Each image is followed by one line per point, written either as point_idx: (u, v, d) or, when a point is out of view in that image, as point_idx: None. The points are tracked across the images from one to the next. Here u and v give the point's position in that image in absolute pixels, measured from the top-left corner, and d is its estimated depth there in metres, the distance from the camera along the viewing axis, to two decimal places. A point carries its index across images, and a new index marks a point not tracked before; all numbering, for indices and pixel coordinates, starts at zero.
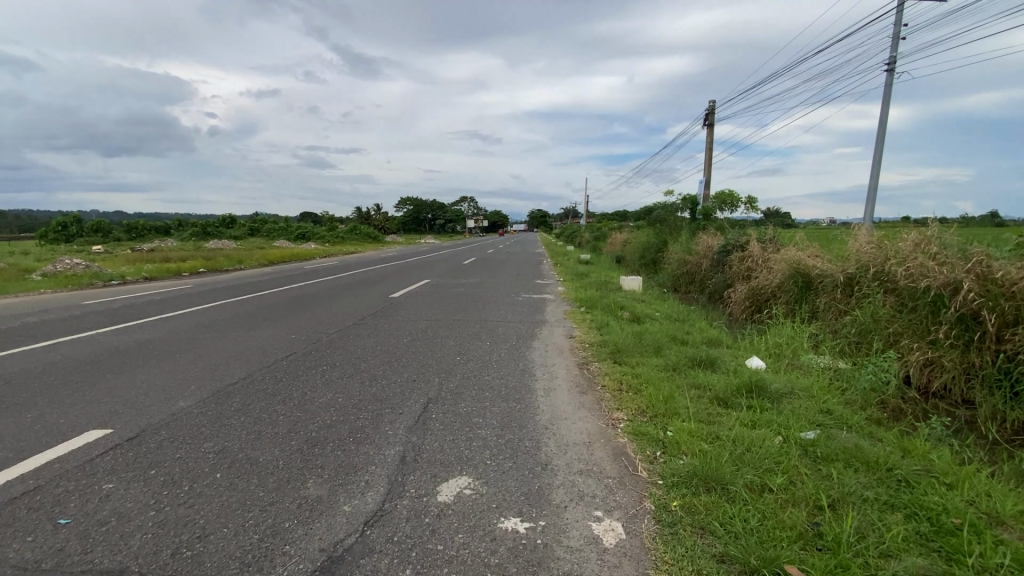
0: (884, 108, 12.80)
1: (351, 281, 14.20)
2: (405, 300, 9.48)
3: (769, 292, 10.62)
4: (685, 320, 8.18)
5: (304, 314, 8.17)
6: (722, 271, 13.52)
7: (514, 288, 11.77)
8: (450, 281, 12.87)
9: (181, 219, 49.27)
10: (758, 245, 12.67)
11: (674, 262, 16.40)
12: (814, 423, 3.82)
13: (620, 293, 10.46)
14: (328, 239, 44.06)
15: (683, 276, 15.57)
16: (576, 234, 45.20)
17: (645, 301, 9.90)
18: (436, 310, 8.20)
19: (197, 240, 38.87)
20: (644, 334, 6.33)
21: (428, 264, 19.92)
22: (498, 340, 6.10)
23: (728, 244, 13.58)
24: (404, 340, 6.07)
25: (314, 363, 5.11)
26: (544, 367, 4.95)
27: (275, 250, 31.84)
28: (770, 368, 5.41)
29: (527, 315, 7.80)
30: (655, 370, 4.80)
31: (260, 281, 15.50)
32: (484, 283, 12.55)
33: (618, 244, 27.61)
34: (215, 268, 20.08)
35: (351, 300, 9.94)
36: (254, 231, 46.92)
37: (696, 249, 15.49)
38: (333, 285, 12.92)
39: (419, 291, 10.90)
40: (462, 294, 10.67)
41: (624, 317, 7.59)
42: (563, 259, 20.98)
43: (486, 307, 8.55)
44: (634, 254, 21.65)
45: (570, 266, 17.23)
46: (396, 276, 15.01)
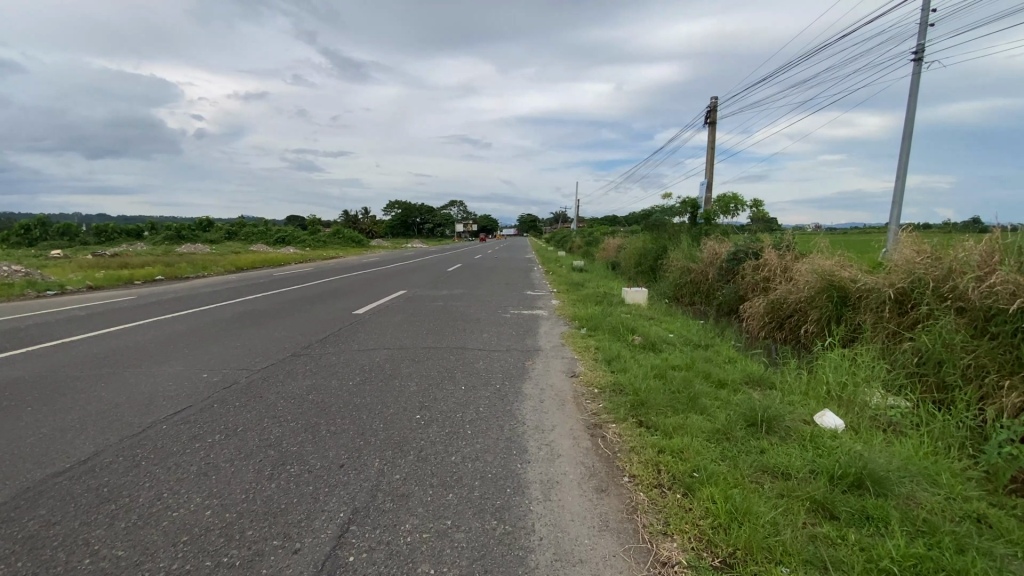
0: (912, 101, 11.45)
1: (317, 290, 12.55)
2: (370, 317, 7.86)
3: (795, 307, 9.15)
4: (707, 346, 6.69)
5: (238, 339, 6.53)
6: (733, 280, 12.09)
7: (503, 300, 10.20)
8: (429, 292, 11.27)
9: (154, 222, 46.98)
10: (775, 253, 11.22)
11: (675, 271, 14.95)
12: (990, 560, 2.30)
13: (623, 308, 8.95)
14: (309, 243, 42.16)
15: (687, 287, 14.11)
16: (567, 240, 43.70)
17: (655, 318, 8.39)
18: (404, 334, 6.59)
19: (168, 243, 36.76)
20: (669, 371, 4.81)
21: (409, 272, 18.30)
22: (477, 382, 4.54)
23: (740, 251, 12.13)
24: (348, 384, 4.48)
25: (205, 430, 3.53)
26: (541, 436, 3.38)
27: (250, 256, 30.05)
28: (852, 431, 3.84)
29: (515, 340, 6.23)
30: (703, 443, 3.26)
31: (217, 290, 13.79)
32: (468, 294, 10.92)
33: (612, 250, 26.07)
34: (173, 275, 18.27)
35: (305, 316, 8.30)
36: (232, 235, 44.84)
37: (700, 257, 14.05)
38: (295, 296, 11.26)
39: (391, 304, 9.26)
40: (440, 308, 9.04)
41: (636, 342, 6.08)
42: (554, 266, 19.44)
43: (466, 328, 6.95)
44: (631, 261, 20.14)
45: (563, 274, 15.72)
46: (370, 285, 13.40)
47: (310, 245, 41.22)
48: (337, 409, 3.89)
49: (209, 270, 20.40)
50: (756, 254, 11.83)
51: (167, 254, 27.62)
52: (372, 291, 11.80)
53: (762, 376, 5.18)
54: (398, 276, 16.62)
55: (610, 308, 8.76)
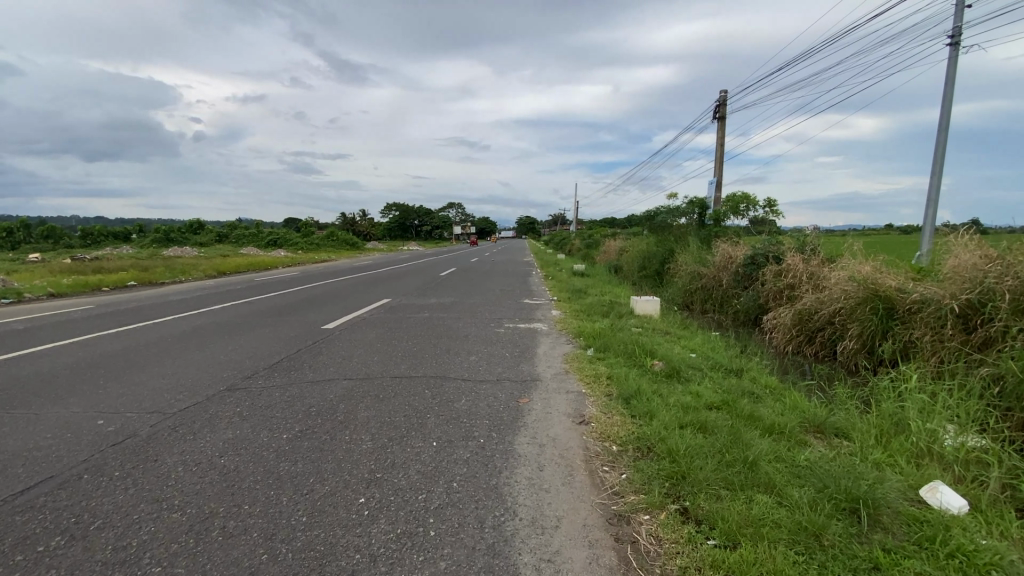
0: (948, 90, 10.34)
1: (294, 297, 11.41)
2: (341, 334, 6.73)
3: (832, 320, 8.00)
4: (740, 371, 5.54)
5: (172, 364, 5.39)
6: (751, 287, 10.95)
7: (498, 309, 9.05)
8: (415, 300, 10.11)
9: (143, 224, 45.73)
10: (799, 257, 10.06)
11: (684, 275, 13.82)
12: None
13: (635, 321, 7.80)
14: (302, 246, 40.97)
15: (698, 293, 12.95)
16: (567, 241, 42.51)
17: (673, 334, 7.25)
18: (375, 357, 5.44)
19: (155, 246, 35.50)
20: (709, 417, 3.65)
21: (399, 276, 17.17)
22: (453, 434, 3.40)
23: (758, 254, 10.98)
24: (281, 440, 3.34)
25: (45, 531, 2.41)
26: (540, 543, 2.24)
27: (237, 259, 28.89)
28: (980, 516, 2.72)
29: (507, 366, 5.09)
30: (789, 561, 2.11)
31: (186, 297, 12.64)
32: (460, 303, 9.79)
33: (614, 252, 24.94)
34: (145, 281, 17.09)
35: (265, 331, 7.16)
36: (222, 237, 43.67)
37: (712, 260, 12.91)
38: (266, 304, 10.11)
39: (369, 316, 8.11)
40: (425, 321, 7.87)
41: (657, 371, 4.92)
42: (554, 270, 18.29)
43: (451, 349, 5.80)
44: (635, 264, 18.97)
45: (563, 279, 14.57)
46: (354, 292, 12.25)
47: (302, 247, 40.01)
48: (250, 486, 2.75)
49: (188, 274, 19.21)
50: (778, 257, 10.67)
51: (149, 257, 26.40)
52: (353, 299, 10.65)
53: (823, 421, 4.03)
54: (387, 281, 15.46)
55: (621, 321, 7.59)
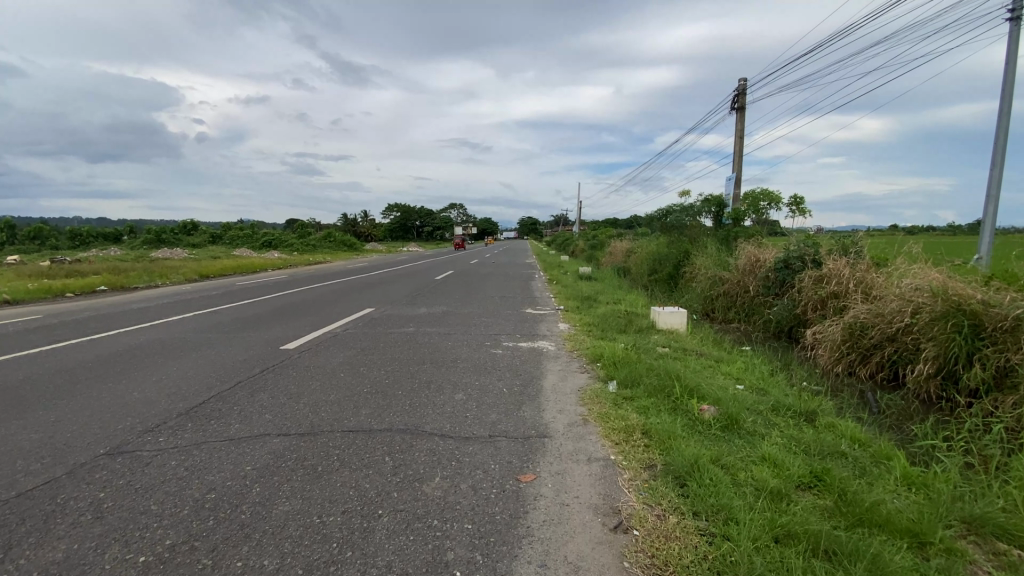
0: (1012, 68, 9.00)
1: (268, 306, 10.12)
2: (299, 358, 5.40)
3: (898, 339, 6.64)
4: (812, 415, 4.18)
5: (65, 406, 4.10)
6: (784, 294, 9.61)
7: (494, 320, 7.70)
8: (402, 310, 8.80)
9: (135, 225, 44.44)
10: (843, 260, 8.69)
11: (702, 280, 12.45)
12: None
13: (661, 339, 6.46)
14: (297, 247, 39.62)
15: (720, 301, 11.55)
16: (571, 242, 41.03)
17: (710, 357, 5.91)
18: (329, 396, 4.12)
19: (145, 248, 34.19)
20: (816, 520, 2.33)
21: (391, 280, 15.89)
22: (412, 557, 2.09)
23: (792, 256, 9.59)
24: (131, 572, 2.04)
25: None
26: None
27: (227, 261, 27.71)
28: None
29: (503, 410, 3.78)
30: None
31: (151, 304, 11.37)
32: (453, 312, 8.45)
33: (621, 254, 23.62)
34: (118, 285, 15.85)
35: (210, 353, 5.86)
36: (216, 238, 42.47)
37: (734, 264, 11.54)
38: (231, 315, 8.83)
39: (342, 331, 6.77)
40: (407, 336, 6.52)
41: (709, 423, 3.57)
42: (558, 273, 16.98)
43: (431, 382, 4.47)
44: (645, 267, 17.54)
45: (570, 285, 13.27)
46: (337, 299, 10.96)
47: (297, 249, 38.69)
48: None
49: (167, 278, 17.94)
50: (816, 261, 9.29)
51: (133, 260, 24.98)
52: (333, 308, 9.35)
53: (972, 511, 2.71)
54: (377, 285, 14.17)
55: (644, 340, 6.23)
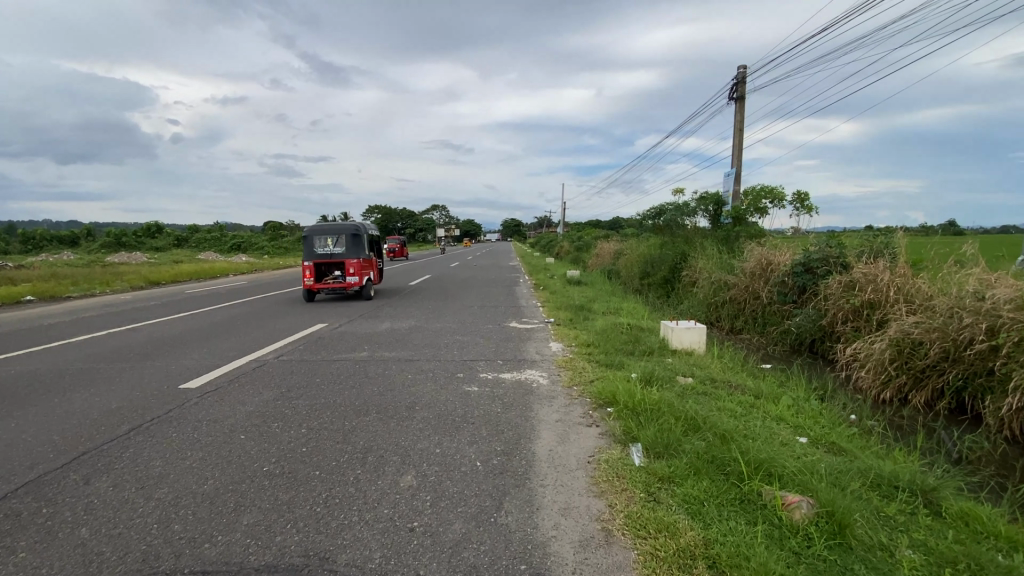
0: None
1: (203, 321, 8.50)
2: (196, 405, 3.91)
3: (966, 361, 5.40)
4: (931, 496, 2.88)
5: None
6: (805, 302, 8.35)
7: (470, 337, 6.27)
8: (359, 325, 7.29)
9: (92, 226, 41.65)
10: (877, 263, 7.47)
11: (704, 284, 11.17)
12: None
13: (679, 365, 5.09)
14: (269, 250, 37.43)
15: (725, 308, 10.27)
16: (555, 243, 39.64)
17: (750, 392, 4.56)
18: (205, 486, 2.66)
19: (102, 253, 31.70)
20: None
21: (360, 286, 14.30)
22: None
23: (814, 258, 8.34)
24: None
25: None
26: None
27: (187, 266, 25.64)
28: None
29: (473, 513, 2.35)
30: None
31: (67, 318, 9.62)
32: (419, 328, 6.96)
33: (609, 256, 22.36)
34: (45, 293, 13.90)
35: (81, 396, 4.32)
36: (181, 241, 40.02)
37: (740, 267, 10.29)
38: (149, 335, 7.21)
39: (274, 360, 5.28)
40: (355, 365, 5.05)
41: (807, 534, 2.21)
42: (544, 278, 15.62)
43: (372, 450, 3.04)
44: (637, 270, 16.19)
45: (558, 291, 11.86)
46: (289, 312, 9.36)
47: (268, 252, 36.61)
48: None
49: (108, 285, 15.96)
50: (843, 263, 8.06)
51: (116, 265, 24.76)
52: (278, 324, 7.77)
53: None
54: (342, 292, 12.59)
55: (661, 370, 4.84)
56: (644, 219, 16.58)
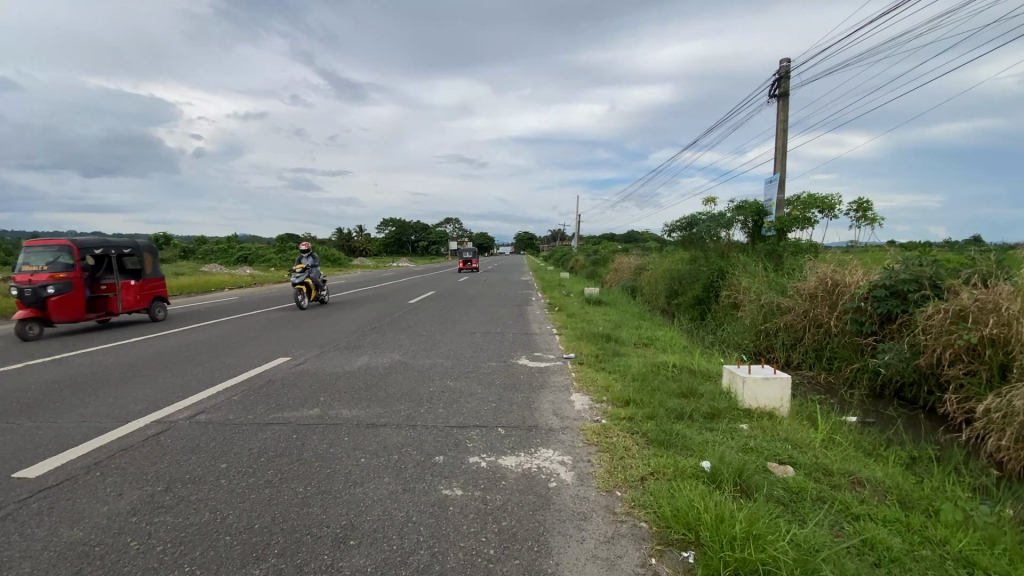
0: None
1: (150, 350, 7.04)
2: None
3: None
4: None
5: None
6: (895, 336, 6.62)
7: (463, 385, 4.64)
8: (329, 361, 5.73)
9: (100, 237, 41.07)
10: (995, 287, 5.73)
11: (750, 307, 9.45)
12: None
13: (767, 444, 3.43)
14: (276, 262, 36.42)
15: (779, 337, 8.55)
16: (570, 257, 37.96)
17: (892, 498, 2.92)
18: None
19: (106, 265, 30.87)
20: None
21: (355, 303, 12.81)
22: None
23: (900, 278, 6.67)
24: None
25: None
26: None
27: (186, 279, 24.52)
28: None
29: None
30: None
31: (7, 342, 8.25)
32: (402, 368, 5.38)
33: (629, 271, 20.66)
34: (12, 309, 12.64)
35: None
36: (188, 252, 39.23)
37: (798, 288, 8.62)
38: (66, 372, 5.74)
39: (183, 423, 3.75)
40: (293, 433, 3.50)
41: None
42: (561, 296, 13.95)
43: None
44: (664, 288, 14.47)
45: (578, 313, 10.20)
46: (258, 337, 7.86)
47: (274, 264, 35.53)
48: None
49: None
50: (939, 285, 6.37)
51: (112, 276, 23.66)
52: (232, 358, 6.25)
53: None
54: (333, 311, 11.09)
55: (745, 457, 3.20)
56: (671, 231, 14.91)
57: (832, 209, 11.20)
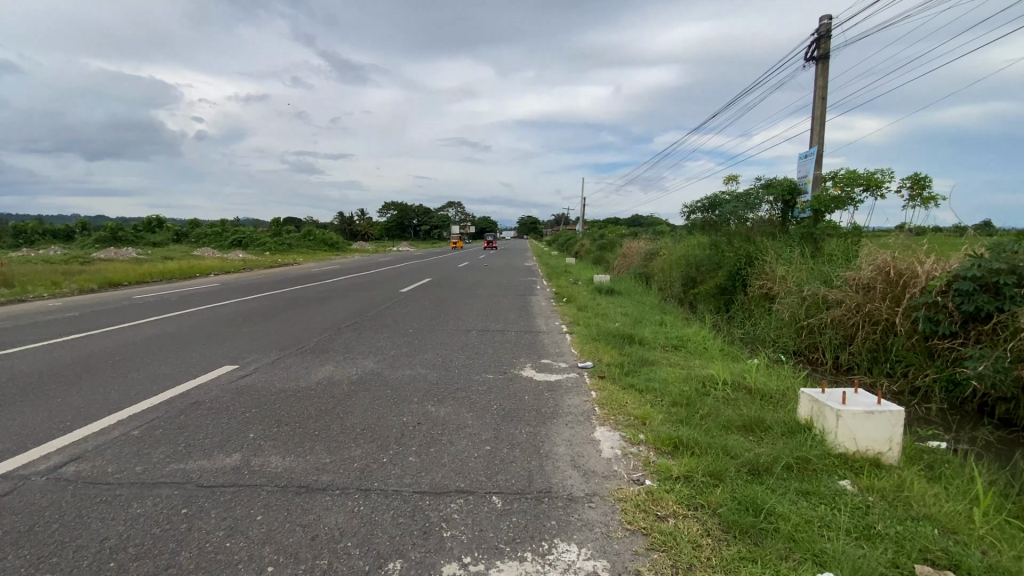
0: None
1: (82, 350, 5.89)
2: None
3: None
4: None
5: None
6: (985, 340, 5.40)
7: (447, 412, 3.47)
8: (282, 372, 4.54)
9: (90, 220, 39.82)
10: None
11: (789, 299, 8.20)
12: None
13: (902, 531, 2.24)
14: (271, 247, 35.13)
15: (825, 335, 7.35)
16: (576, 241, 36.57)
17: None
18: None
19: (93, 249, 29.69)
20: None
21: (343, 291, 11.62)
22: None
23: (990, 270, 5.42)
24: None
25: None
26: None
27: (172, 263, 23.38)
28: None
29: None
30: None
31: None
32: (372, 381, 4.22)
33: (640, 256, 19.31)
34: None
35: None
36: (181, 236, 37.97)
37: (849, 278, 7.39)
38: None
39: (34, 483, 2.59)
40: (184, 505, 2.35)
41: None
42: (568, 285, 12.72)
43: None
44: (681, 274, 13.23)
45: (588, 304, 8.96)
46: (216, 333, 6.69)
47: (270, 249, 34.32)
48: None
49: (55, 285, 13.56)
50: None
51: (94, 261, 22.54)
52: (168, 363, 5.08)
53: None
54: (316, 300, 9.91)
55: (881, 563, 2.00)
56: (690, 213, 13.60)
57: (878, 186, 9.88)
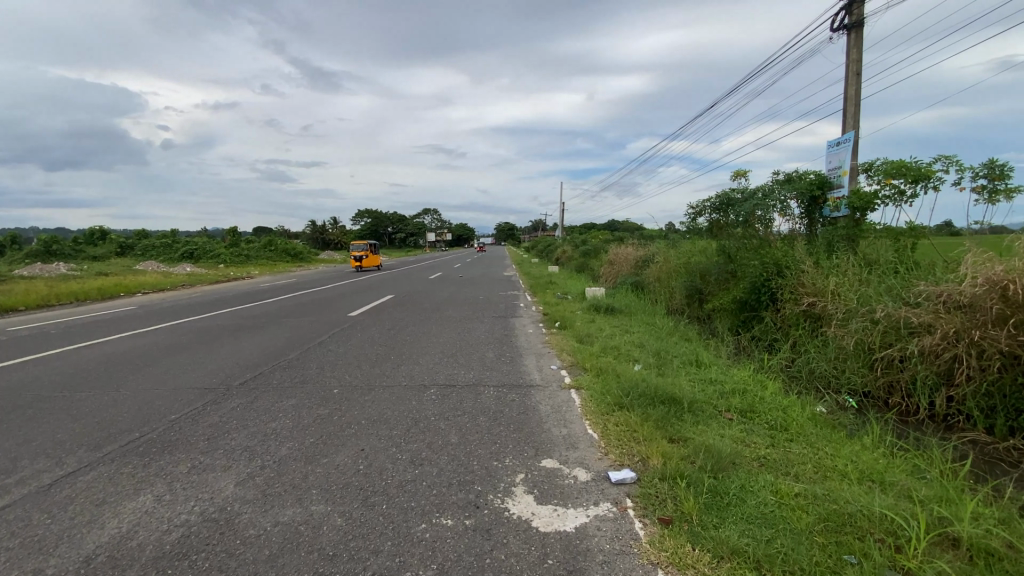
0: None
1: None
2: None
3: None
4: None
5: None
6: None
7: None
8: (41, 525, 2.34)
9: (24, 233, 36.10)
10: None
11: (851, 322, 6.29)
12: None
13: None
14: (227, 259, 32.23)
15: (911, 371, 5.46)
16: (556, 248, 34.60)
17: None
18: None
19: (18, 265, 26.42)
20: None
21: (279, 316, 9.33)
22: None
23: None
24: None
25: None
26: None
27: (103, 280, 20.51)
28: None
29: None
30: None
31: None
32: (198, 555, 2.04)
33: (631, 263, 17.33)
34: None
35: None
36: (127, 250, 34.61)
37: (940, 294, 5.52)
38: None
39: None
40: None
41: None
42: (557, 302, 10.67)
43: None
44: (685, 285, 11.30)
45: (587, 331, 6.91)
46: (38, 399, 4.39)
47: (225, 262, 31.35)
48: None
49: None
50: None
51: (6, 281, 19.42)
52: None
53: None
54: (233, 331, 7.59)
55: None
56: (695, 215, 11.71)
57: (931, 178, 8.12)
